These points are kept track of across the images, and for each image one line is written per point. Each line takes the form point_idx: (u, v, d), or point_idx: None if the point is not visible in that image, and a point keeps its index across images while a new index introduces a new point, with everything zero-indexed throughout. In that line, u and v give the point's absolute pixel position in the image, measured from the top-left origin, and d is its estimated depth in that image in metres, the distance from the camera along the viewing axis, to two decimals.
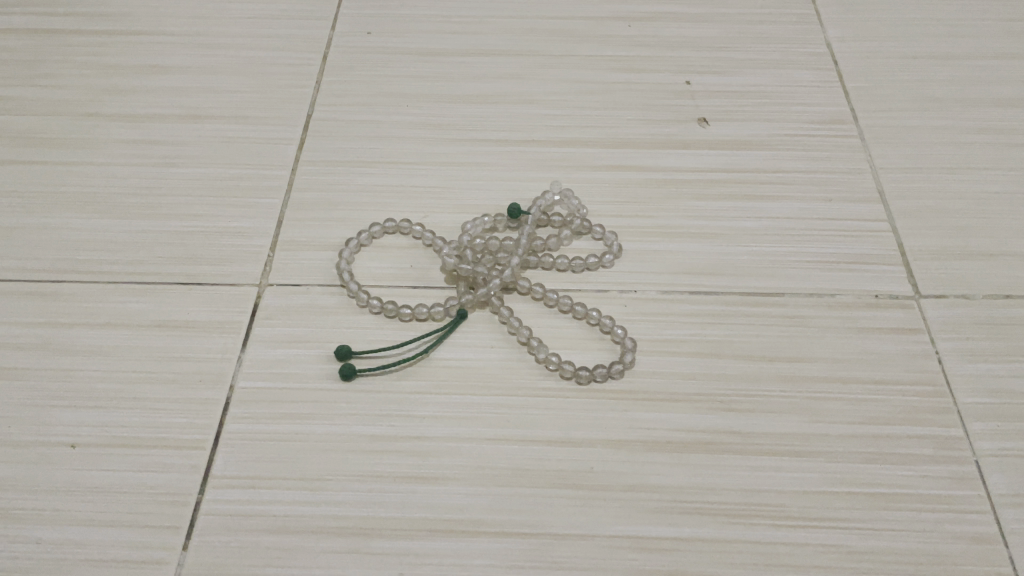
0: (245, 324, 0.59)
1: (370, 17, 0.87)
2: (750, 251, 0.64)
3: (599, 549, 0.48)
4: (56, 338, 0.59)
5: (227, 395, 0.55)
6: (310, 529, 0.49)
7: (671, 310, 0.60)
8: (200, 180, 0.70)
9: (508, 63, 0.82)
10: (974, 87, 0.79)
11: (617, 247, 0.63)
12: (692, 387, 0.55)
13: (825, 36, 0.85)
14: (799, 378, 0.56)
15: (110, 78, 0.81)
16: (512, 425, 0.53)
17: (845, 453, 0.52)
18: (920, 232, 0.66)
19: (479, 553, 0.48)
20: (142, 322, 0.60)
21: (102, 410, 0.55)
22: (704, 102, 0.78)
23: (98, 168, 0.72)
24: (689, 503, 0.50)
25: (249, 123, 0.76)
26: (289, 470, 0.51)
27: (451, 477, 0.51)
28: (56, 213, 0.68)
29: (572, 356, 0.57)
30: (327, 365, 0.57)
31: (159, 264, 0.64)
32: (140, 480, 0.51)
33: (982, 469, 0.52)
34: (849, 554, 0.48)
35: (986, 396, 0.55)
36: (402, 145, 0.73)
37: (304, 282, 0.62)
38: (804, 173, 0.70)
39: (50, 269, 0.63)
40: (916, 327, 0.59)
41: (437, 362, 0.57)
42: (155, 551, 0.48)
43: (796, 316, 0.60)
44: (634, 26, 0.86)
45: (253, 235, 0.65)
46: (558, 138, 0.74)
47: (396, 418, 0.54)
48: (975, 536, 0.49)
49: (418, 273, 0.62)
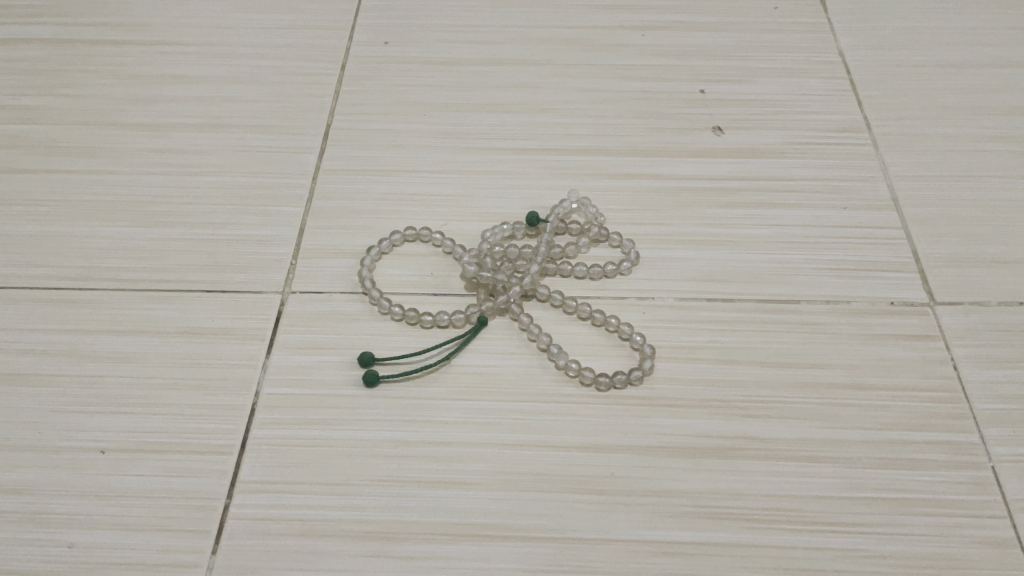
0: (270, 331, 0.60)
1: (387, 27, 0.88)
2: (766, 259, 0.65)
3: (620, 553, 0.49)
4: (82, 345, 0.60)
5: (253, 401, 0.56)
6: (337, 533, 0.50)
7: (689, 317, 0.61)
8: (222, 189, 0.71)
9: (524, 73, 0.83)
10: (985, 96, 0.79)
11: (635, 255, 0.64)
12: (712, 393, 0.56)
13: (837, 44, 0.86)
14: (816, 384, 0.57)
15: (131, 88, 0.82)
16: (534, 430, 0.54)
17: (862, 458, 0.53)
18: (934, 240, 0.66)
19: (503, 557, 0.49)
20: (167, 329, 0.61)
21: (129, 416, 0.56)
22: (717, 110, 0.79)
23: (120, 177, 0.73)
24: (709, 507, 0.51)
25: (270, 132, 0.77)
26: (314, 475, 0.52)
27: (474, 482, 0.52)
28: (81, 221, 0.69)
29: (592, 362, 0.58)
30: (351, 371, 0.57)
31: (182, 272, 0.65)
32: (168, 484, 0.52)
33: (998, 474, 0.53)
34: (867, 558, 0.49)
35: (1001, 402, 0.56)
36: (422, 154, 0.74)
37: (326, 289, 0.63)
38: (818, 181, 0.71)
39: (76, 277, 0.65)
40: (931, 333, 0.60)
41: (458, 368, 0.58)
42: (184, 555, 0.49)
43: (812, 323, 0.60)
44: (647, 35, 0.87)
45: (276, 243, 0.67)
46: (575, 146, 0.75)
47: (420, 423, 0.55)
48: (992, 540, 0.50)
49: (438, 281, 0.63)
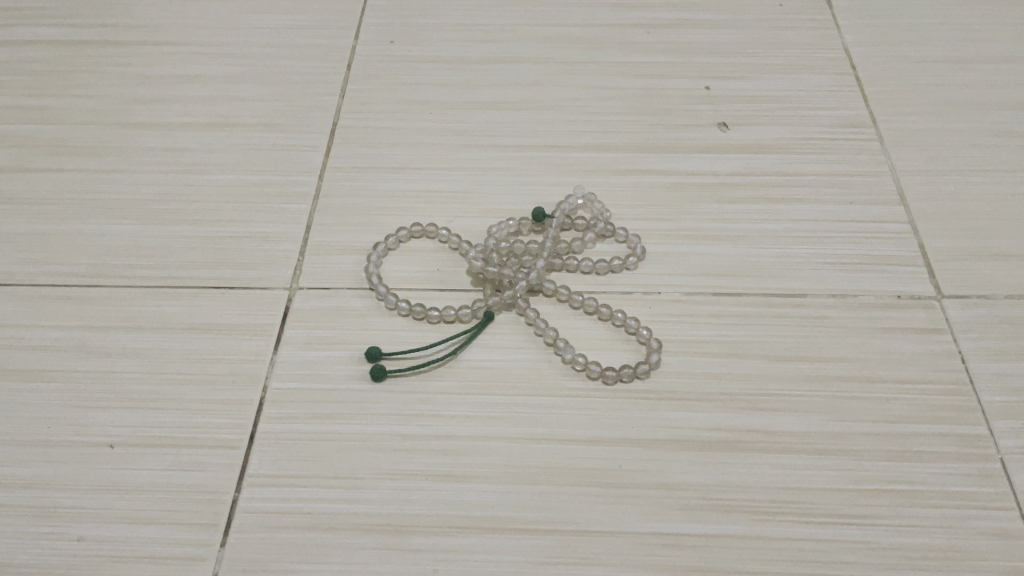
0: (277, 326, 0.61)
1: (393, 26, 0.89)
2: (772, 254, 0.65)
3: (628, 545, 0.49)
4: (91, 341, 0.60)
5: (261, 396, 0.56)
6: (345, 526, 0.50)
7: (695, 311, 0.61)
8: (230, 187, 0.72)
9: (529, 71, 0.83)
10: (991, 91, 0.79)
11: (641, 250, 0.64)
12: (719, 387, 0.56)
13: (842, 41, 0.86)
14: (822, 378, 0.57)
15: (138, 87, 0.83)
16: (541, 424, 0.54)
17: (870, 450, 0.53)
18: (941, 234, 0.66)
19: (511, 549, 0.49)
20: (174, 325, 0.61)
21: (137, 411, 0.56)
22: (722, 106, 0.79)
23: (128, 175, 0.73)
24: (717, 500, 0.51)
25: (277, 130, 0.77)
26: (322, 469, 0.53)
27: (482, 475, 0.52)
28: (89, 219, 0.69)
29: (598, 356, 0.58)
30: (357, 366, 0.58)
31: (190, 269, 0.65)
32: (177, 479, 0.53)
33: (1006, 466, 0.52)
34: (876, 550, 0.49)
35: (1008, 395, 0.56)
36: (428, 151, 0.74)
37: (332, 285, 0.63)
38: (823, 176, 0.71)
39: (85, 274, 0.65)
40: (937, 326, 0.60)
41: (464, 362, 0.58)
42: (194, 548, 0.50)
43: (818, 317, 0.60)
44: (652, 33, 0.87)
45: (283, 240, 0.67)
46: (580, 143, 0.75)
47: (427, 417, 0.55)
48: (1001, 532, 0.50)
49: (445, 276, 0.64)
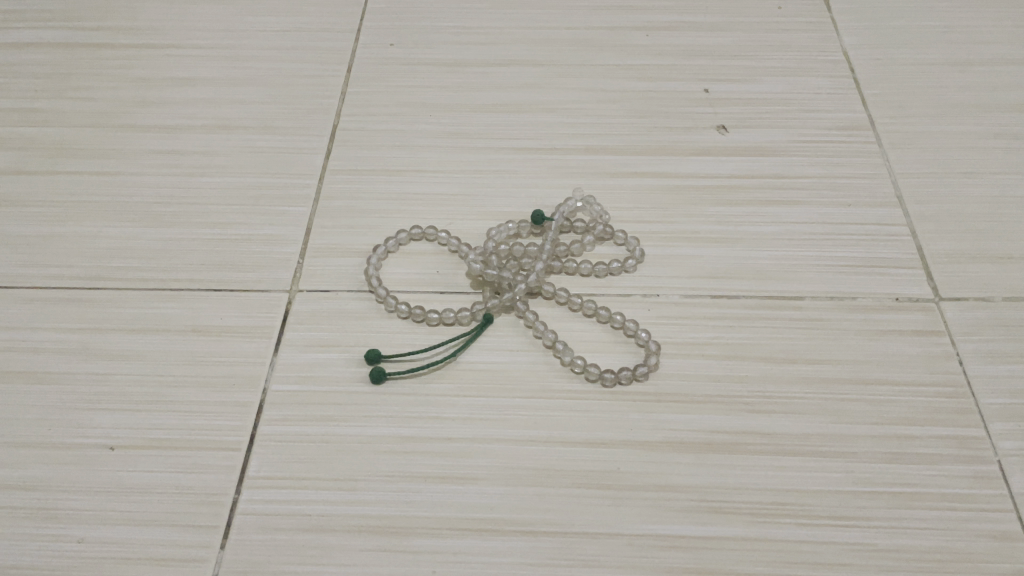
0: (277, 328, 0.61)
1: (393, 29, 0.89)
2: (771, 256, 0.65)
3: (627, 547, 0.49)
4: (92, 343, 0.60)
5: (260, 398, 0.57)
6: (345, 528, 0.50)
7: (693, 314, 0.61)
8: (230, 190, 0.72)
9: (528, 73, 0.83)
10: (990, 93, 0.79)
11: (640, 252, 0.64)
12: (717, 389, 0.56)
13: (841, 43, 0.86)
14: (820, 380, 0.57)
15: (139, 90, 0.83)
16: (540, 426, 0.55)
17: (868, 452, 0.53)
18: (939, 236, 0.66)
19: (510, 551, 0.49)
20: (175, 328, 0.61)
21: (137, 412, 0.56)
22: (721, 109, 0.79)
23: (129, 178, 0.74)
24: (715, 502, 0.51)
25: (277, 133, 0.77)
26: (322, 471, 0.53)
27: (481, 477, 0.52)
28: (90, 221, 0.70)
29: (597, 359, 0.58)
30: (356, 368, 0.58)
31: (190, 271, 0.65)
32: (178, 480, 0.53)
33: (1004, 468, 0.53)
34: (874, 552, 0.49)
35: (1006, 397, 0.56)
36: (427, 154, 0.75)
37: (332, 288, 0.63)
38: (822, 178, 0.71)
39: (86, 277, 0.65)
40: (936, 328, 0.60)
41: (463, 364, 0.58)
42: (194, 550, 0.50)
43: (816, 319, 0.61)
44: (651, 35, 0.87)
45: (283, 243, 0.67)
46: (579, 145, 0.75)
47: (426, 420, 0.55)
48: (998, 533, 0.50)
49: (445, 279, 0.64)
